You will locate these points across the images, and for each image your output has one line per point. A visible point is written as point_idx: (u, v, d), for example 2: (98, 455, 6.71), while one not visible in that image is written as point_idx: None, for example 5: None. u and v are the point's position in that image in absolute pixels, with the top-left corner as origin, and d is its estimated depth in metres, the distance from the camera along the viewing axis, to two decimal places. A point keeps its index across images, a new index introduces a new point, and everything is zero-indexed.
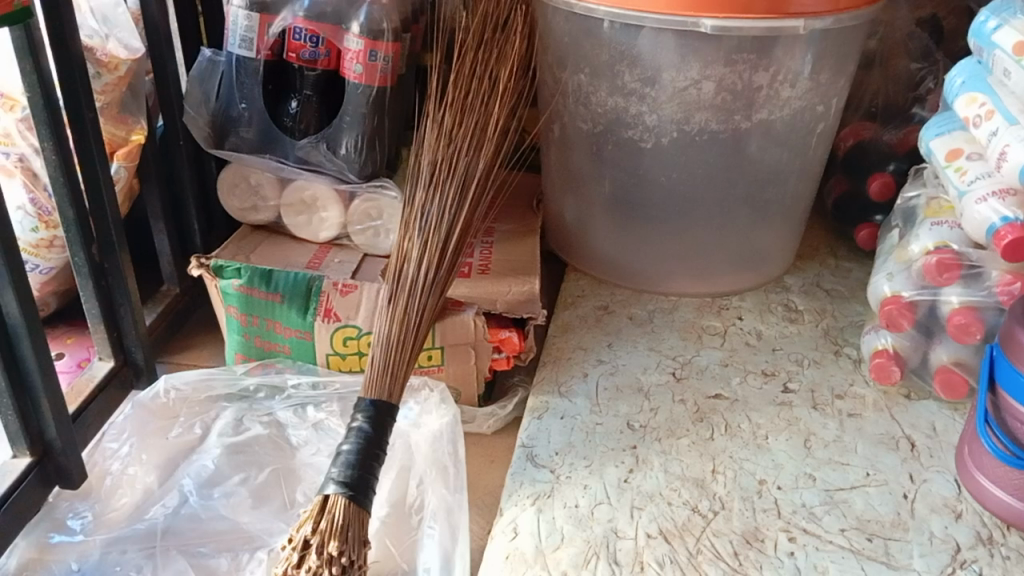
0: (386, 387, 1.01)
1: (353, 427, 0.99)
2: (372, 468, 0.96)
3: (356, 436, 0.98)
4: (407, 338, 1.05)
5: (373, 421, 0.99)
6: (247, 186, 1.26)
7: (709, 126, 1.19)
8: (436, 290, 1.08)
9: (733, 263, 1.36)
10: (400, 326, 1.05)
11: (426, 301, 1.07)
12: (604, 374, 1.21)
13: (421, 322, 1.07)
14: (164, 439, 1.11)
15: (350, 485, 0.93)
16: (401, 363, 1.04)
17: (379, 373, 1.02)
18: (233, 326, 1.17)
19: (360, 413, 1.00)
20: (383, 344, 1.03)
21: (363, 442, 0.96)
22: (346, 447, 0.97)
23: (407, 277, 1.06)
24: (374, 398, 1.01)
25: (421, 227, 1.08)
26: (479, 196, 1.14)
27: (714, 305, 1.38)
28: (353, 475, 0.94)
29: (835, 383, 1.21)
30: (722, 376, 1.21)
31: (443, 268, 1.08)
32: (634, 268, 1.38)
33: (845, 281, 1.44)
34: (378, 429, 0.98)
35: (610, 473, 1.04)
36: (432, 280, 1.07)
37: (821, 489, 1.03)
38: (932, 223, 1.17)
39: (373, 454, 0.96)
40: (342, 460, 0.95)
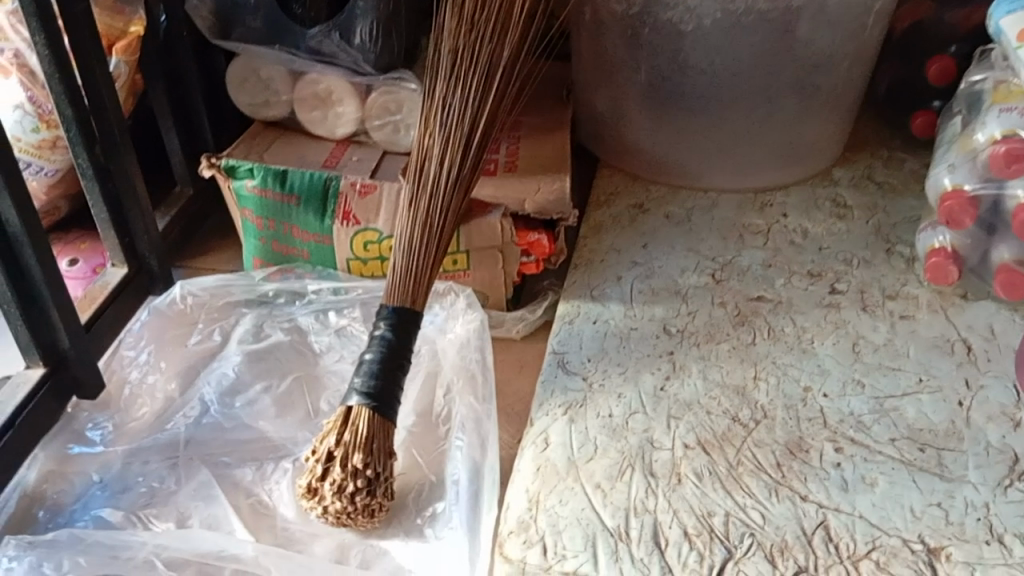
0: (409, 294, 0.96)
1: (374, 336, 0.94)
2: (396, 377, 0.91)
3: (378, 344, 0.93)
4: (430, 243, 0.99)
5: (395, 328, 0.94)
6: (258, 81, 1.19)
7: (755, 5, 1.08)
8: (461, 190, 1.01)
9: (778, 154, 1.27)
10: (423, 231, 0.99)
11: (450, 204, 1.00)
12: (639, 277, 1.14)
13: (446, 226, 1.00)
14: (184, 347, 1.07)
15: (374, 396, 0.89)
16: (426, 269, 0.98)
17: (400, 283, 0.96)
18: (249, 229, 1.12)
19: (382, 321, 0.95)
20: (405, 248, 0.98)
21: (385, 350, 0.92)
22: (369, 356, 0.92)
23: (429, 178, 1.00)
24: (397, 305, 0.96)
25: (445, 124, 1.00)
26: (506, 88, 1.04)
27: (757, 202, 1.29)
28: (376, 384, 0.90)
29: (887, 283, 1.13)
30: (766, 278, 1.14)
31: (468, 167, 1.01)
32: (671, 162, 1.30)
33: (898, 173, 1.35)
34: (402, 337, 0.94)
35: (645, 381, 0.99)
36: (456, 180, 1.00)
37: (870, 396, 0.97)
38: (1003, 108, 1.06)
39: (396, 363, 0.92)
40: (365, 370, 0.91)
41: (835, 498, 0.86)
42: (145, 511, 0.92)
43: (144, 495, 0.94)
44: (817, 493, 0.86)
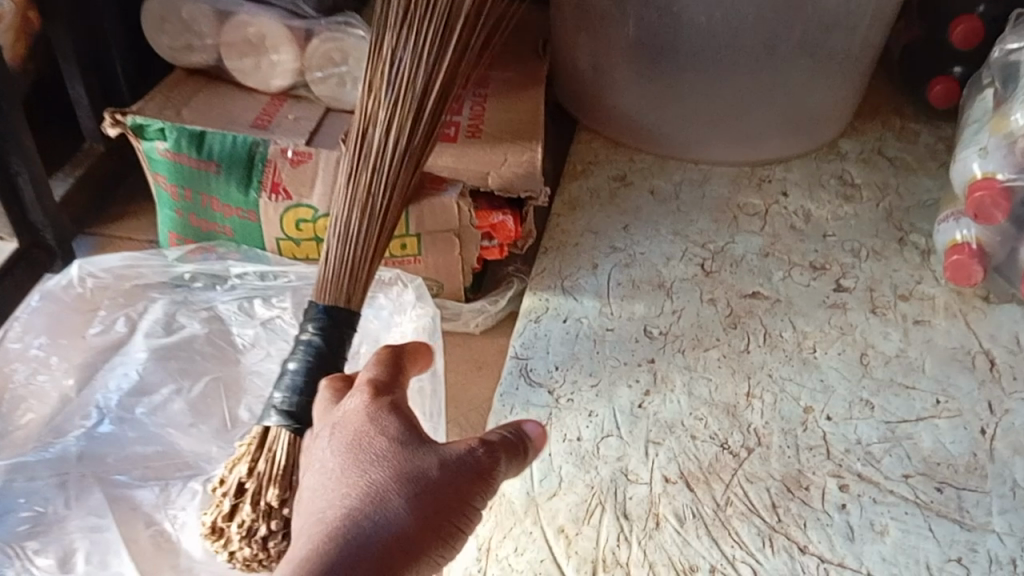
0: (344, 291, 0.81)
1: (300, 342, 0.78)
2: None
3: (304, 351, 0.77)
4: (373, 228, 0.82)
5: (326, 332, 0.78)
6: (178, 20, 1.01)
7: None
8: (412, 163, 0.83)
9: (781, 122, 1.11)
10: (364, 213, 0.82)
11: (397, 180, 0.82)
12: (618, 266, 0.99)
13: (392, 206, 0.83)
14: (82, 338, 0.91)
15: (299, 417, 0.73)
16: (367, 259, 0.82)
17: (336, 279, 0.80)
18: (163, 199, 0.96)
19: (311, 323, 0.79)
20: (341, 236, 0.82)
21: (313, 359, 0.76)
22: (292, 367, 0.76)
23: (373, 149, 0.81)
24: (330, 303, 0.80)
25: (393, 83, 0.80)
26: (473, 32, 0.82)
27: (754, 177, 1.14)
28: (301, 401, 0.73)
29: (899, 280, 0.99)
30: (763, 270, 0.99)
31: (420, 136, 0.82)
32: (659, 129, 1.14)
33: (912, 149, 1.20)
34: (333, 342, 0.78)
35: (621, 397, 0.85)
36: (407, 152, 0.82)
37: (880, 421, 0.83)
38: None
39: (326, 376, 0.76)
40: (287, 383, 0.75)
41: (839, 551, 0.73)
42: (25, 543, 0.76)
43: (26, 521, 0.77)
44: (818, 544, 0.74)
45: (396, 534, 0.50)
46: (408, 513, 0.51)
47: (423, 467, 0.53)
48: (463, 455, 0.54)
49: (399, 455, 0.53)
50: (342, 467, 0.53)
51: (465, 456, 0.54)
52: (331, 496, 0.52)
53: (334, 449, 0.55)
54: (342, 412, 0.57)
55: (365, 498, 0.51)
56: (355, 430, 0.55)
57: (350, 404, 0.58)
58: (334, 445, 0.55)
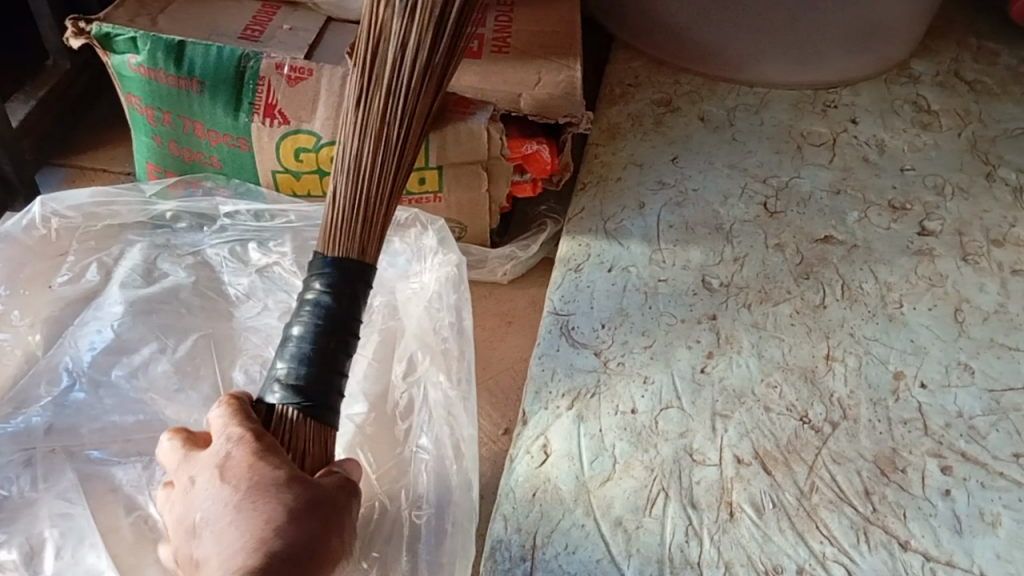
0: (356, 238, 0.59)
1: (305, 295, 0.58)
2: (343, 364, 0.56)
3: (312, 314, 0.56)
4: (392, 157, 0.61)
5: (341, 288, 0.57)
6: None
7: None
8: (437, 73, 0.61)
9: (850, 36, 0.97)
10: (379, 143, 0.60)
11: (420, 97, 0.61)
12: (668, 205, 0.86)
13: (413, 130, 0.61)
14: (46, 290, 0.77)
15: (309, 401, 0.55)
16: (384, 198, 0.61)
17: (348, 226, 0.59)
18: (139, 123, 0.82)
19: (316, 268, 0.58)
20: (353, 169, 0.60)
21: (325, 321, 0.56)
22: (296, 330, 0.56)
23: (387, 53, 0.59)
24: (341, 256, 0.59)
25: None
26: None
27: (817, 101, 1.00)
28: (312, 378, 0.55)
29: (991, 222, 0.86)
30: (835, 210, 0.86)
31: (448, 38, 0.60)
32: (709, 46, 0.99)
33: (992, 71, 1.05)
34: (353, 293, 0.58)
35: (680, 361, 0.72)
36: (431, 58, 0.59)
37: (983, 390, 0.71)
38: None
39: (347, 344, 0.57)
40: (291, 352, 0.56)
41: (946, 547, 0.62)
42: None
43: None
44: (921, 538, 0.63)
45: (310, 543, 0.48)
46: (318, 529, 0.49)
47: (315, 488, 0.51)
48: (339, 481, 0.54)
49: (298, 485, 0.51)
50: (237, 502, 0.50)
51: (338, 480, 0.54)
52: (235, 528, 0.48)
53: (220, 487, 0.51)
54: (219, 466, 0.52)
55: (270, 517, 0.48)
56: (240, 469, 0.51)
57: (222, 449, 0.53)
58: (218, 490, 0.51)
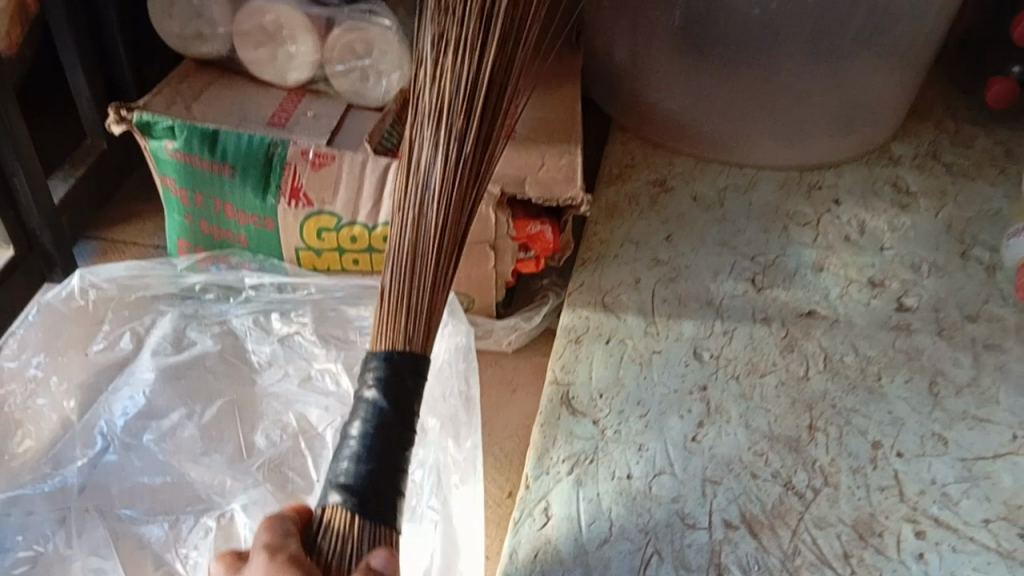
0: (403, 330, 0.64)
1: (361, 398, 0.62)
2: (399, 462, 0.60)
3: (367, 415, 0.60)
4: (430, 254, 0.67)
5: (394, 388, 0.61)
6: (187, 5, 0.93)
7: None
8: (467, 180, 0.69)
9: (833, 122, 1.04)
10: (417, 243, 0.67)
11: (455, 197, 0.68)
12: (663, 281, 0.92)
13: (449, 230, 0.69)
14: (82, 356, 0.83)
15: (362, 497, 0.57)
16: (426, 291, 0.66)
17: (391, 318, 0.65)
18: (172, 203, 0.89)
19: (370, 372, 0.63)
20: (396, 267, 0.67)
21: (379, 420, 0.60)
22: (353, 430, 0.60)
23: (424, 163, 0.68)
24: (389, 348, 0.64)
25: (441, 84, 0.68)
26: (525, 29, 0.70)
27: (803, 182, 1.07)
28: (366, 474, 0.58)
29: (965, 298, 0.92)
30: (818, 286, 0.92)
31: (473, 140, 0.68)
32: (701, 131, 1.07)
33: (969, 153, 1.12)
34: (405, 396, 0.61)
35: (672, 429, 0.78)
36: (460, 163, 0.68)
37: (956, 458, 0.77)
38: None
39: (401, 442, 0.60)
40: (348, 454, 0.59)
41: None
42: None
43: (25, 562, 0.70)
44: None
45: None
46: None
47: None
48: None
49: None
50: None
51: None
52: None
53: None
54: None
55: None
56: None
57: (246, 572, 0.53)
58: None
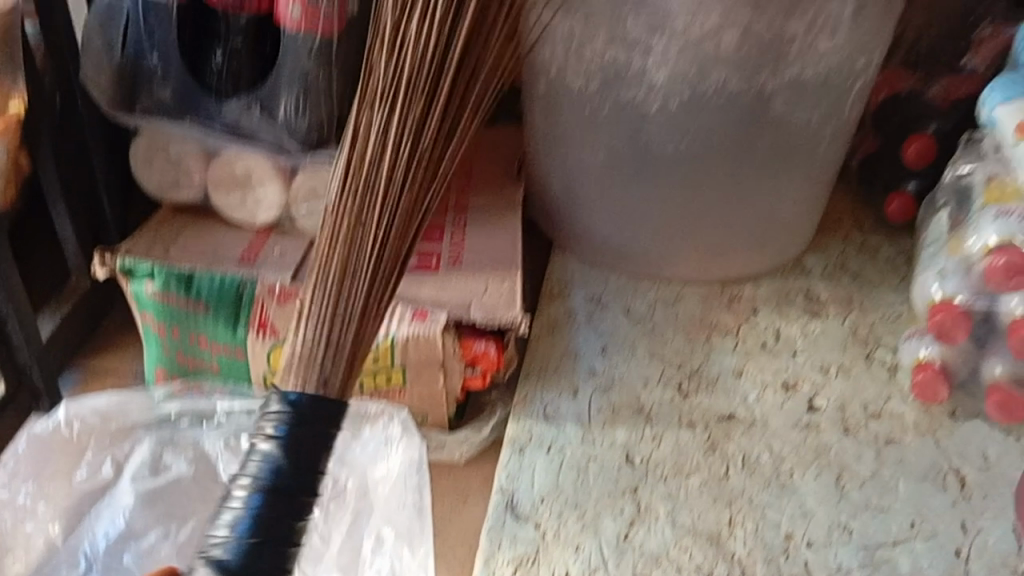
0: (312, 373, 0.77)
1: (256, 453, 0.74)
2: (275, 528, 0.71)
3: (253, 482, 0.72)
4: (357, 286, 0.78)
5: (279, 455, 0.73)
6: (166, 159, 1.04)
7: (728, 86, 1.02)
8: (392, 243, 0.80)
9: (748, 239, 1.17)
10: (342, 292, 0.79)
11: (385, 237, 0.79)
12: (599, 390, 1.02)
13: (373, 283, 0.79)
14: (67, 482, 0.89)
15: (232, 570, 0.69)
16: (341, 336, 0.78)
17: (317, 346, 0.77)
18: (150, 338, 0.98)
19: (262, 435, 0.74)
20: (319, 315, 0.78)
21: (263, 486, 0.72)
22: (238, 497, 0.72)
23: (359, 203, 0.79)
24: (296, 391, 0.76)
25: (383, 120, 0.79)
26: (456, 95, 0.80)
27: (724, 295, 1.18)
28: (246, 545, 0.70)
29: (870, 397, 1.03)
30: (738, 391, 1.03)
31: (409, 176, 0.79)
32: (631, 251, 1.19)
33: (874, 261, 1.24)
34: (295, 467, 0.73)
35: (606, 529, 0.87)
36: (382, 226, 0.79)
37: (859, 546, 0.87)
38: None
39: (279, 510, 0.72)
40: (225, 523, 0.71)
41: None
42: None
43: None
44: None
45: None
46: None
47: None
48: None
49: None
50: None
51: None
52: None
53: None
54: None
55: None
56: None
57: None
58: None
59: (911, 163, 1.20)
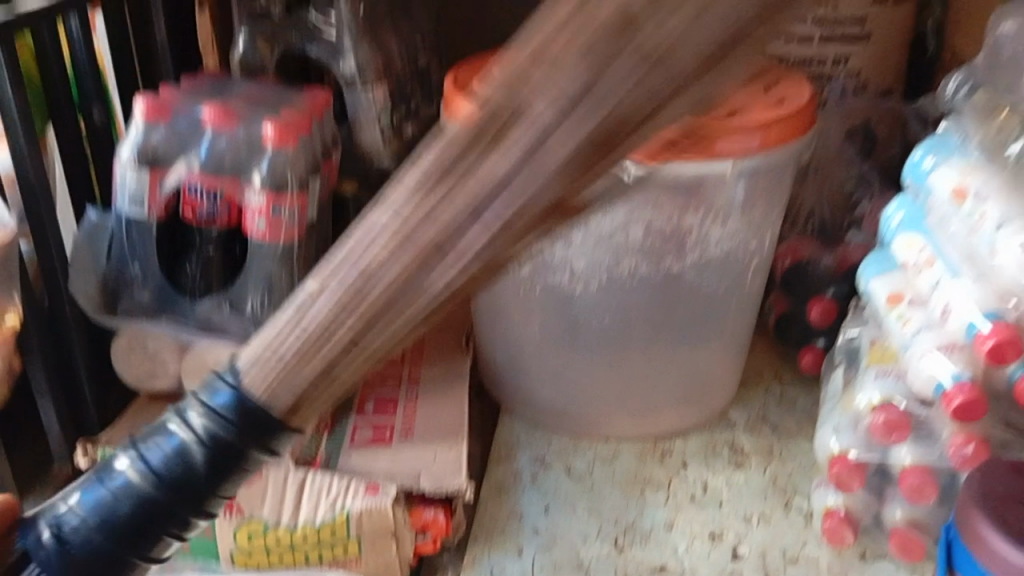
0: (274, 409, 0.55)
1: (189, 414, 0.57)
2: (154, 515, 0.56)
3: (163, 449, 0.56)
4: (352, 360, 0.53)
5: (201, 445, 0.56)
6: (144, 353, 1.16)
7: (639, 270, 1.17)
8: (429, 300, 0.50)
9: (674, 397, 1.30)
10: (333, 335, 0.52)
11: (420, 308, 0.50)
12: (541, 548, 1.12)
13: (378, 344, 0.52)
14: None
15: (90, 518, 0.57)
16: (323, 395, 0.55)
17: (302, 352, 0.53)
18: None
19: (208, 397, 0.57)
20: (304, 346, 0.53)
21: (162, 461, 0.56)
22: (111, 477, 0.58)
23: (452, 203, 0.47)
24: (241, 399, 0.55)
25: (543, 131, 0.43)
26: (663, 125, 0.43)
27: (657, 450, 1.29)
28: (92, 535, 0.57)
29: (788, 543, 1.13)
30: (669, 543, 1.13)
31: (482, 253, 0.48)
32: (570, 413, 1.31)
33: (792, 411, 1.36)
34: (191, 479, 0.56)
35: None
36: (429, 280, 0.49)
37: None
38: (938, 344, 0.97)
39: (169, 500, 0.56)
40: (121, 464, 0.58)
41: None
42: None
43: None
44: None
45: None
46: None
47: None
48: None
49: None
50: None
51: None
52: None
53: None
54: None
55: None
56: None
57: None
58: None
59: (817, 325, 1.34)
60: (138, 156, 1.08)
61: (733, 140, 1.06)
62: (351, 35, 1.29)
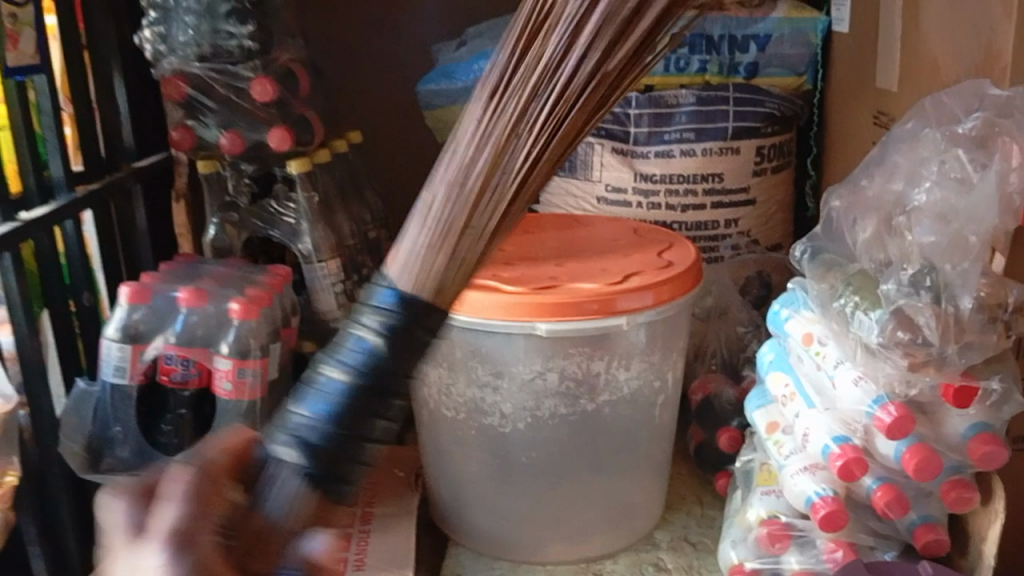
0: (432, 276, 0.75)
1: (368, 315, 0.73)
2: (366, 417, 0.71)
3: (343, 366, 0.72)
4: (482, 230, 0.79)
5: (377, 344, 0.72)
6: None
7: (559, 410, 1.34)
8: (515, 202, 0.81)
9: (602, 524, 1.45)
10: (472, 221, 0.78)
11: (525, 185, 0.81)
12: None
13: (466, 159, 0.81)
14: None
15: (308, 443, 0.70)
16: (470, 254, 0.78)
17: (437, 249, 0.76)
18: None
19: (383, 297, 0.74)
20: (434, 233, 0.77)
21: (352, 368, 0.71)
22: (309, 402, 0.72)
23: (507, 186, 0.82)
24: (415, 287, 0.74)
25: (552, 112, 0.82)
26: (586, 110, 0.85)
27: (589, 570, 1.44)
28: (321, 437, 0.70)
29: None
30: None
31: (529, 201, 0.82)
32: (508, 542, 1.45)
33: (710, 530, 1.52)
34: (390, 357, 0.72)
35: None
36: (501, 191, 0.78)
37: None
38: (804, 466, 1.14)
39: (367, 400, 0.71)
40: (307, 396, 0.72)
41: None
42: None
43: None
44: None
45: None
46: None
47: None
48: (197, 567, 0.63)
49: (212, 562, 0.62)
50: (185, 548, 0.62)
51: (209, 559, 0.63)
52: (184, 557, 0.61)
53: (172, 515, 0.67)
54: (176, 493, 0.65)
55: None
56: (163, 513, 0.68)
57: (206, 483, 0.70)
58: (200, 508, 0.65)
59: (726, 450, 1.49)
60: (122, 333, 1.26)
61: (630, 298, 1.26)
62: (307, 220, 1.50)
